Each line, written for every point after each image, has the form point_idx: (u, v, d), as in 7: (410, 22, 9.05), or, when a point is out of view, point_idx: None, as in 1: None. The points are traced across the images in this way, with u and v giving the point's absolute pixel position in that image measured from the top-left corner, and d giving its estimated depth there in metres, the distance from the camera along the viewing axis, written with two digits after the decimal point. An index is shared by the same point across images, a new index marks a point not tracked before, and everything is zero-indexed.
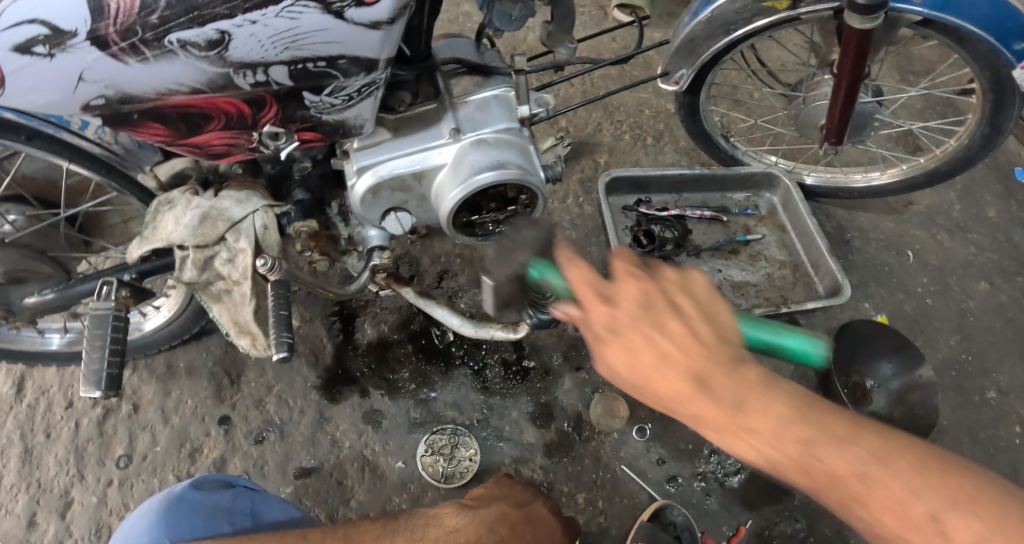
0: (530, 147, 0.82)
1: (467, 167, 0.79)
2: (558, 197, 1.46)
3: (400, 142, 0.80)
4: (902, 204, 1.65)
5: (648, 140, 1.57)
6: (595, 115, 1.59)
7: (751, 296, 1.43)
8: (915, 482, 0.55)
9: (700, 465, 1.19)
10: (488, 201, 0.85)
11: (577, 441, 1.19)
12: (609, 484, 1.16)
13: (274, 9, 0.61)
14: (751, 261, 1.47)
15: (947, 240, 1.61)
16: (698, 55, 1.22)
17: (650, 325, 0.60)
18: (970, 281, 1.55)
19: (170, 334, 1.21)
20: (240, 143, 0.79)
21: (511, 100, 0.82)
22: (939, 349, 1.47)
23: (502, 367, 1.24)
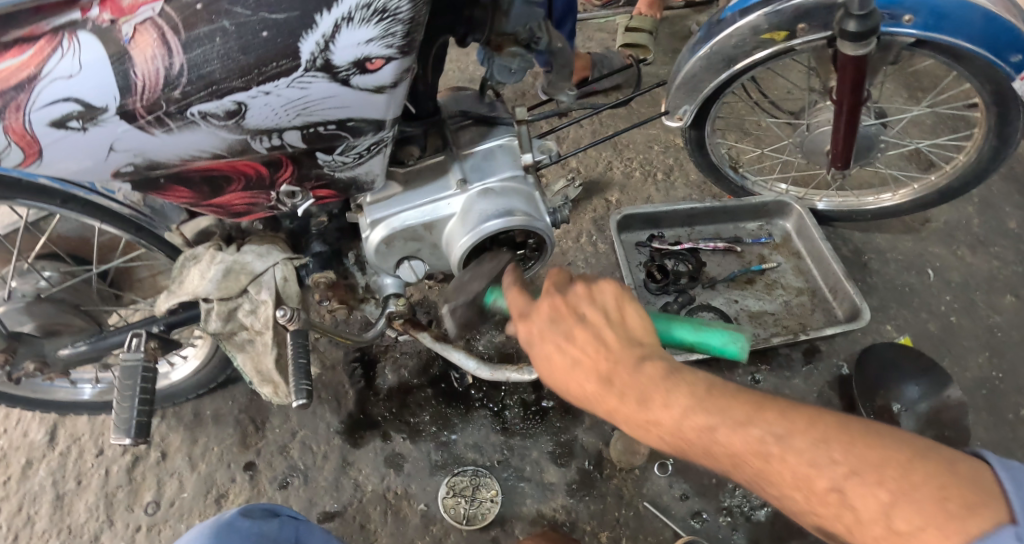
0: (535, 193, 0.85)
1: (475, 216, 0.81)
2: (572, 235, 1.48)
3: (410, 195, 0.84)
4: (920, 222, 1.64)
5: (659, 176, 1.59)
6: (605, 154, 1.62)
7: (770, 325, 1.42)
8: (830, 461, 0.60)
9: (724, 499, 1.18)
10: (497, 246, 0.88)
11: (599, 479, 1.19)
12: (633, 522, 1.15)
13: (286, 80, 0.65)
14: (767, 290, 1.47)
15: (968, 255, 1.59)
16: (701, 89, 1.25)
17: (559, 336, 0.73)
18: (995, 296, 1.53)
19: (198, 382, 1.24)
20: (259, 202, 0.83)
21: (515, 149, 0.85)
22: (968, 369, 1.44)
23: (522, 407, 1.25)
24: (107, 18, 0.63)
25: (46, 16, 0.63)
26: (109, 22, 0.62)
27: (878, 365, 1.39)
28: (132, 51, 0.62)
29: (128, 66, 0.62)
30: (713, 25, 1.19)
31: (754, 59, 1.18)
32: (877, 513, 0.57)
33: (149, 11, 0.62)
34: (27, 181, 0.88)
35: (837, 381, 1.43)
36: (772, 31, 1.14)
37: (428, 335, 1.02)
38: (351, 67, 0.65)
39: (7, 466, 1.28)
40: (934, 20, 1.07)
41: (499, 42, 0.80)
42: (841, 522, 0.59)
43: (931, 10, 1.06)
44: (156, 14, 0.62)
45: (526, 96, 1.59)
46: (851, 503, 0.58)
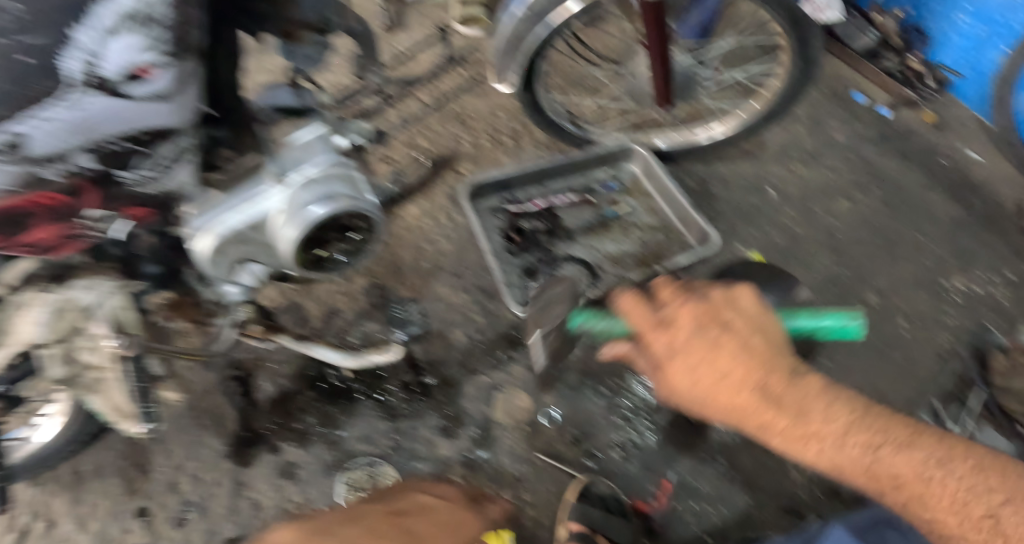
0: (357, 174, 0.84)
1: (296, 205, 0.80)
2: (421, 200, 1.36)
3: (230, 197, 0.81)
4: (756, 146, 1.56)
5: (505, 140, 1.43)
6: (449, 127, 1.46)
7: (634, 264, 1.24)
8: (419, 513, 0.91)
9: (614, 434, 1.13)
10: (331, 235, 0.87)
11: (491, 442, 1.15)
12: (529, 473, 1.12)
13: (62, 102, 0.61)
14: (624, 231, 1.28)
15: (803, 170, 1.53)
16: (518, 50, 1.22)
17: (709, 345, 0.79)
18: (831, 202, 1.49)
19: (67, 440, 1.14)
20: (72, 233, 0.75)
21: (329, 136, 0.84)
22: (816, 272, 1.42)
23: (403, 389, 1.20)
24: None
25: None
26: None
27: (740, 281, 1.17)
28: None
29: None
30: None
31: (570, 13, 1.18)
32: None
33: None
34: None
35: None
36: None
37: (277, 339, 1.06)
38: (124, 79, 0.63)
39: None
40: None
41: (293, 30, 0.79)
42: None
43: None
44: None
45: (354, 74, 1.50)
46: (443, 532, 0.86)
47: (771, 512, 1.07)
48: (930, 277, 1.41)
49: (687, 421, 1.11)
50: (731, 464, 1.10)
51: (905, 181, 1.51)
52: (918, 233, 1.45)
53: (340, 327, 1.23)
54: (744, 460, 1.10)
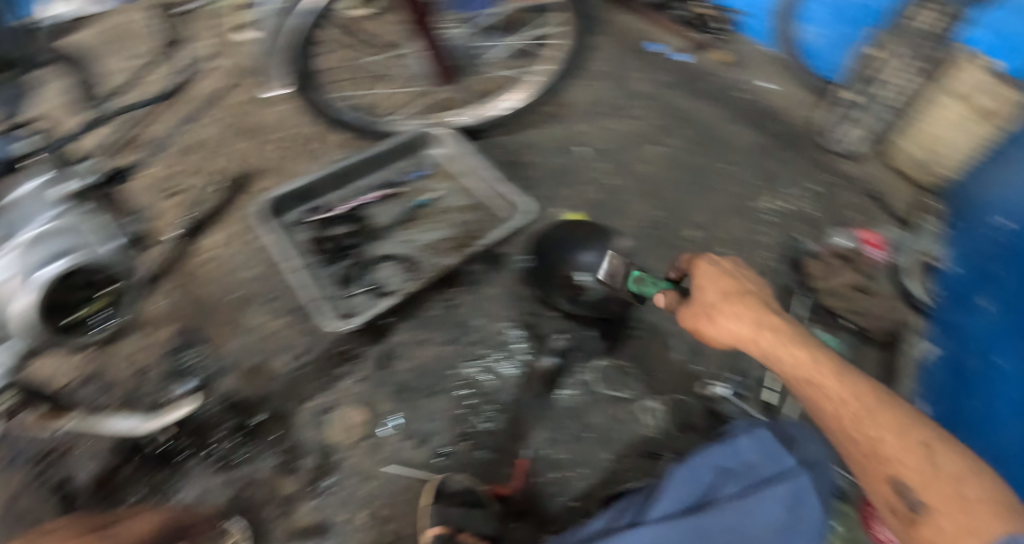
0: (83, 221, 0.92)
1: (23, 267, 0.86)
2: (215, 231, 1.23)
3: None
4: (558, 107, 1.52)
5: (301, 147, 1.32)
6: (230, 137, 1.32)
7: (451, 251, 1.19)
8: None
9: (463, 426, 1.07)
10: (68, 290, 0.93)
11: (336, 468, 1.04)
12: (383, 492, 1.03)
13: None
14: (438, 219, 1.22)
15: (607, 123, 1.51)
16: (281, 39, 1.07)
17: (739, 266, 0.86)
18: (640, 150, 1.48)
19: None
20: None
21: (44, 190, 0.90)
22: (632, 217, 1.40)
23: (233, 435, 1.06)
24: None
25: None
26: None
27: (549, 248, 1.12)
28: None
29: None
30: None
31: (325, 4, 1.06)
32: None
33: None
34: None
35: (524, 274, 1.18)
36: None
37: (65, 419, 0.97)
38: None
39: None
40: None
41: None
42: (920, 475, 0.66)
43: None
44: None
45: (107, 101, 1.33)
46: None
47: (631, 462, 1.06)
48: (741, 204, 1.44)
49: (531, 394, 1.08)
50: (584, 426, 1.07)
51: (706, 118, 1.54)
52: (725, 164, 1.48)
53: (153, 392, 1.09)
54: (596, 419, 1.08)
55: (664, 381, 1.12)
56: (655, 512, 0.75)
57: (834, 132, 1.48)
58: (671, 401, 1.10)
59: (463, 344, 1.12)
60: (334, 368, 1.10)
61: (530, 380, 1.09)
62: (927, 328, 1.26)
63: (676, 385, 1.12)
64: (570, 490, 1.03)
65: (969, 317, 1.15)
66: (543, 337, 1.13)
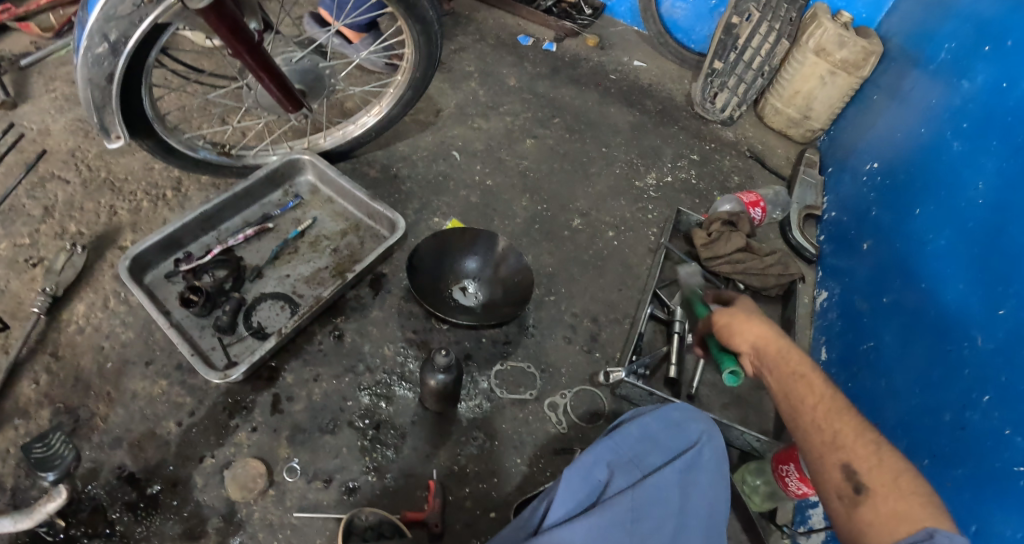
0: None
1: None
2: (81, 298, 1.14)
3: None
4: (432, 114, 1.46)
5: (169, 195, 1.27)
6: (88, 195, 1.25)
7: (331, 279, 1.16)
8: None
9: (372, 456, 1.03)
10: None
11: (241, 525, 0.96)
12: (294, 541, 0.96)
13: None
14: (314, 248, 1.19)
15: (483, 123, 1.47)
16: (109, 86, 0.96)
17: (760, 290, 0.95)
18: (516, 144, 1.44)
19: None
20: None
21: None
22: (517, 216, 1.32)
23: (127, 513, 0.96)
24: None
25: None
26: None
27: (431, 258, 1.15)
28: None
29: None
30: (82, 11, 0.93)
31: (143, 36, 0.94)
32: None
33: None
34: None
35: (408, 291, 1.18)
36: None
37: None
38: None
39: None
40: None
41: None
42: (867, 458, 0.70)
43: None
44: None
45: None
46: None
47: (545, 463, 1.05)
48: (624, 182, 1.42)
49: (430, 412, 1.07)
50: (491, 434, 1.06)
51: (580, 105, 1.55)
52: (605, 148, 1.48)
53: (28, 486, 0.97)
54: (504, 424, 1.07)
55: (566, 376, 1.13)
56: (551, 518, 0.69)
57: (711, 103, 1.56)
58: (578, 393, 1.11)
59: (360, 374, 1.10)
60: (230, 420, 1.04)
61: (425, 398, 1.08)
62: (819, 277, 1.33)
63: (574, 377, 1.13)
64: (488, 502, 1.01)
65: (857, 261, 1.21)
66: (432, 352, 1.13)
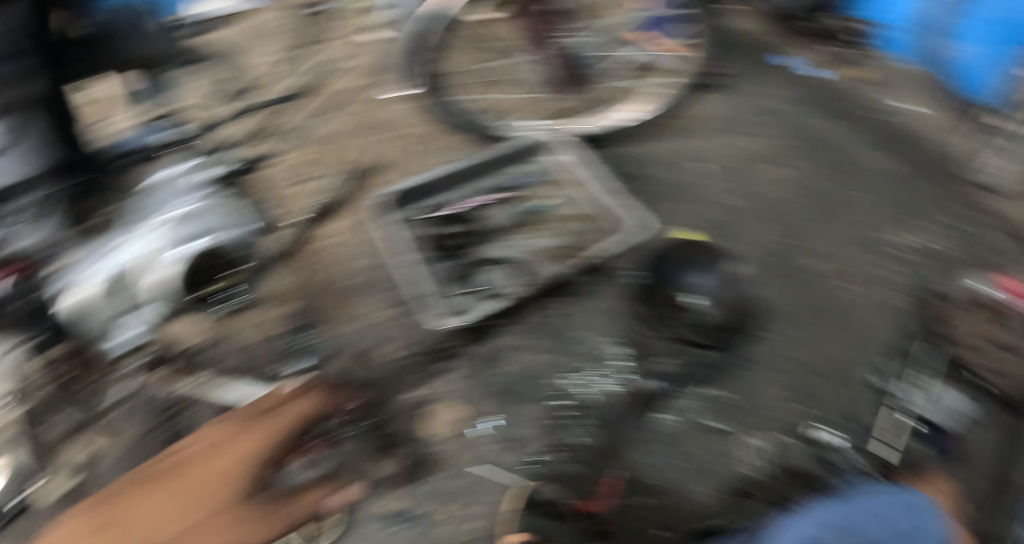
0: (227, 208, 1.05)
1: (175, 239, 0.98)
2: (340, 221, 1.29)
3: (97, 247, 0.96)
4: (680, 118, 1.45)
5: (416, 145, 1.39)
6: (360, 134, 1.41)
7: (563, 258, 1.22)
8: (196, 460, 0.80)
9: (562, 436, 1.07)
10: (201, 268, 1.03)
11: (428, 459, 1.06)
12: (471, 489, 1.04)
13: None
14: (557, 227, 1.26)
15: (732, 139, 1.42)
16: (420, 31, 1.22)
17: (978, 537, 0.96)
18: (764, 170, 1.39)
19: None
20: None
21: (175, 183, 1.05)
22: (749, 242, 1.28)
23: None
24: None
25: None
26: None
27: (665, 264, 1.16)
28: None
29: None
30: None
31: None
32: (188, 521, 0.75)
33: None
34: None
35: (634, 290, 1.19)
36: None
37: (190, 380, 1.06)
38: None
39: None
40: None
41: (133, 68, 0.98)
42: None
43: None
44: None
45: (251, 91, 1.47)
46: (157, 525, 0.74)
47: (726, 500, 1.03)
48: (865, 235, 1.28)
49: (627, 415, 1.08)
50: (680, 454, 1.07)
51: (834, 140, 1.41)
52: (854, 193, 1.33)
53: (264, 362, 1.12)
54: (695, 449, 1.07)
55: (767, 419, 1.10)
56: None
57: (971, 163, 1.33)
58: (776, 442, 1.08)
59: (565, 356, 1.14)
60: (432, 364, 1.12)
61: (631, 399, 1.09)
62: None
63: (778, 426, 1.09)
64: (659, 520, 1.01)
65: None
66: (648, 356, 1.13)
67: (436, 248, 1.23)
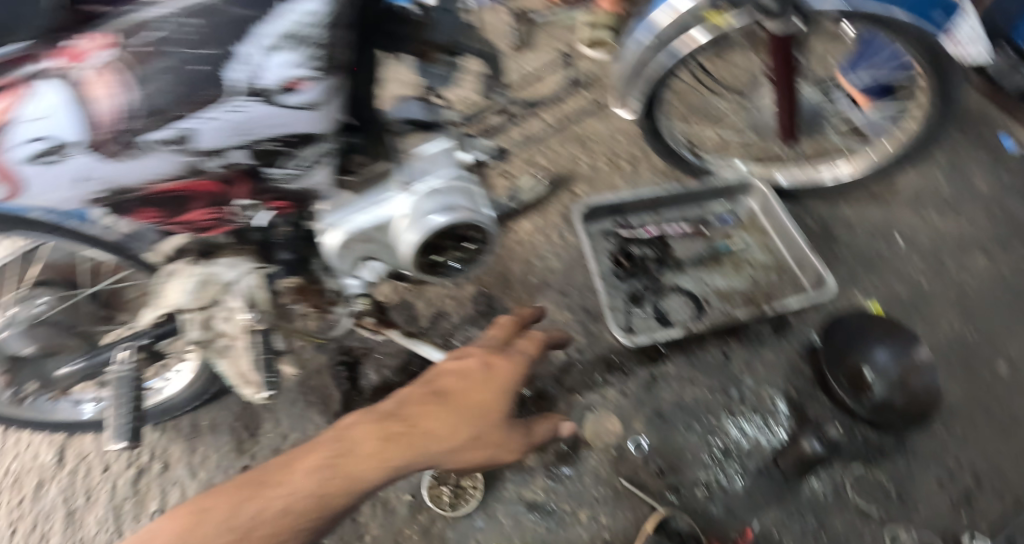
0: (475, 188, 0.89)
1: (420, 214, 0.84)
2: (541, 228, 1.46)
3: (359, 200, 0.87)
4: (885, 190, 1.51)
5: (624, 166, 1.55)
6: (571, 147, 1.57)
7: (737, 299, 1.37)
8: (463, 385, 0.86)
9: (701, 473, 1.21)
10: (450, 242, 0.91)
11: (578, 459, 1.22)
12: (610, 498, 1.20)
13: (220, 104, 0.68)
14: (734, 268, 1.40)
15: (937, 218, 1.46)
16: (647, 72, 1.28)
17: None
18: (965, 256, 1.41)
19: (192, 395, 1.27)
20: (224, 216, 0.86)
21: (453, 151, 0.90)
22: (939, 328, 1.34)
23: None
24: (66, 66, 0.66)
25: (20, 66, 0.67)
26: (69, 70, 0.66)
27: (846, 333, 1.26)
28: (91, 93, 0.66)
29: (89, 104, 0.66)
30: (652, 10, 1.25)
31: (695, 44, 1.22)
32: (466, 434, 0.80)
33: (107, 56, 0.66)
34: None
35: (807, 352, 1.31)
36: (710, 11, 1.18)
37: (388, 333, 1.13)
38: (275, 87, 0.68)
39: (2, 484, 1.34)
40: None
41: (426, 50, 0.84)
42: None
43: None
44: (112, 59, 0.66)
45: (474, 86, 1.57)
46: (443, 434, 0.78)
47: None
48: None
49: (778, 472, 1.20)
50: (821, 523, 1.18)
51: None
52: None
53: (443, 331, 1.32)
54: (835, 522, 1.18)
55: (917, 513, 1.18)
56: None
57: None
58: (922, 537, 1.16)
59: (731, 400, 1.27)
60: (605, 375, 1.29)
61: (782, 458, 1.20)
62: None
63: (926, 522, 1.17)
64: None
65: None
66: (805, 418, 1.25)
67: (620, 263, 1.39)
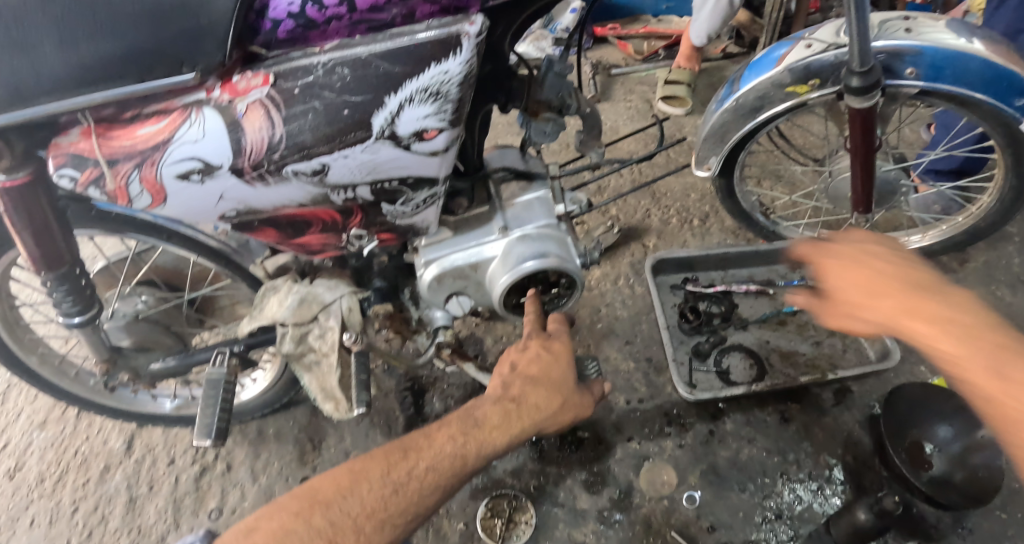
0: (567, 238, 0.97)
1: (514, 258, 0.94)
2: (610, 278, 1.53)
3: (460, 239, 0.96)
4: (956, 262, 1.51)
5: (695, 223, 1.61)
6: (643, 202, 1.66)
7: (799, 363, 1.37)
8: (543, 356, 0.94)
9: (752, 533, 1.20)
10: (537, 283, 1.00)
11: (630, 506, 1.24)
12: None
13: (360, 147, 0.77)
14: (799, 331, 1.41)
15: (1010, 295, 1.46)
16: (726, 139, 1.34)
17: None
18: None
19: (263, 403, 1.37)
20: (331, 243, 0.93)
21: (550, 201, 0.97)
22: None
23: (558, 437, 1.32)
24: (225, 98, 0.73)
25: (177, 95, 0.74)
26: (228, 101, 0.73)
27: (909, 403, 1.26)
28: (244, 123, 0.74)
29: (241, 134, 0.75)
30: (736, 82, 1.29)
31: (776, 112, 1.27)
32: (563, 400, 0.91)
33: (260, 92, 0.73)
34: (116, 212, 0.99)
35: (868, 421, 1.30)
36: (796, 84, 1.22)
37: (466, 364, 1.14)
38: (411, 136, 0.78)
39: (73, 464, 1.43)
40: (934, 71, 1.14)
41: (536, 109, 0.93)
42: None
43: (930, 62, 1.13)
44: (265, 96, 0.74)
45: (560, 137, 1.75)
46: (544, 405, 0.90)
47: None
48: None
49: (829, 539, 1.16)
50: None
51: None
52: None
53: None
54: None
55: None
56: None
57: None
58: None
59: (789, 463, 1.27)
60: (663, 426, 1.32)
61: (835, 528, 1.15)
62: None
63: None
64: None
65: None
66: (862, 487, 1.24)
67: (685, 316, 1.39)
